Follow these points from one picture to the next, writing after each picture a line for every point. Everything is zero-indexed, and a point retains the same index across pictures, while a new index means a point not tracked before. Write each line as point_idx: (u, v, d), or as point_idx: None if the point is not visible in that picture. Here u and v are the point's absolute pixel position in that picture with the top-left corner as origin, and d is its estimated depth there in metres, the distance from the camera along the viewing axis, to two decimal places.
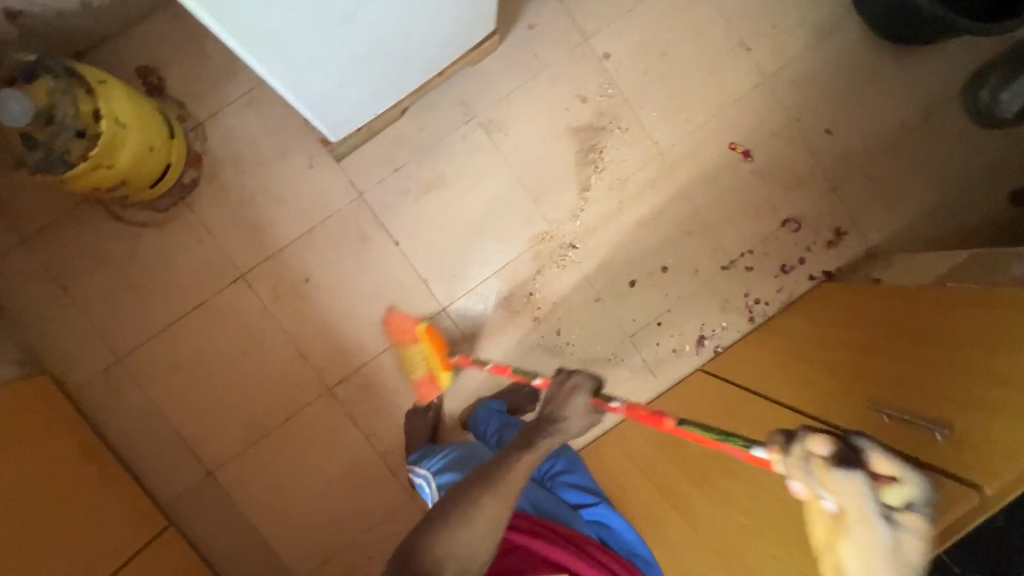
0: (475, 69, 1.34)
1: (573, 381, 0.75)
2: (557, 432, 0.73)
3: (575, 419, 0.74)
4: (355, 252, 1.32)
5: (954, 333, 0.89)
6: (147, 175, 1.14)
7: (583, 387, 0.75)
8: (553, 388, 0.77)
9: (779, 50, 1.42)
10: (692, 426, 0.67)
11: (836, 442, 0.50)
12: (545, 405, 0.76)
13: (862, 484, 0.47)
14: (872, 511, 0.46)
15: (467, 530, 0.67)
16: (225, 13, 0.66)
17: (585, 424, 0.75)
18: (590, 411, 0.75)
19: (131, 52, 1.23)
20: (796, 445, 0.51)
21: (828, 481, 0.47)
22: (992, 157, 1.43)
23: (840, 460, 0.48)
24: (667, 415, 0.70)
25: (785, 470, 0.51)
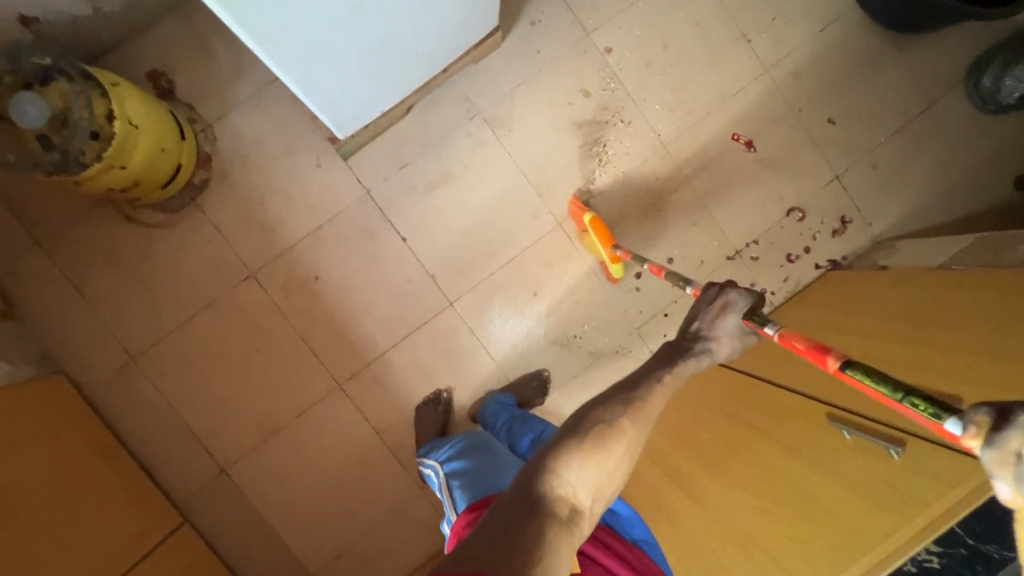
0: (478, 66, 1.35)
1: (726, 300, 0.78)
2: (708, 344, 0.77)
3: (723, 336, 0.78)
4: (363, 249, 1.34)
5: (964, 313, 0.89)
6: (159, 175, 1.17)
7: (737, 306, 0.78)
8: (706, 305, 0.80)
9: (779, 40, 1.43)
10: (859, 376, 0.61)
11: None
12: (691, 322, 0.80)
13: None
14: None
15: (601, 456, 0.64)
16: (238, 9, 0.67)
17: (731, 342, 0.79)
18: (739, 329, 0.79)
19: (142, 57, 1.26)
20: (1011, 440, 0.40)
21: None
22: (997, 143, 1.43)
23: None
24: (832, 355, 0.66)
25: (983, 460, 0.42)
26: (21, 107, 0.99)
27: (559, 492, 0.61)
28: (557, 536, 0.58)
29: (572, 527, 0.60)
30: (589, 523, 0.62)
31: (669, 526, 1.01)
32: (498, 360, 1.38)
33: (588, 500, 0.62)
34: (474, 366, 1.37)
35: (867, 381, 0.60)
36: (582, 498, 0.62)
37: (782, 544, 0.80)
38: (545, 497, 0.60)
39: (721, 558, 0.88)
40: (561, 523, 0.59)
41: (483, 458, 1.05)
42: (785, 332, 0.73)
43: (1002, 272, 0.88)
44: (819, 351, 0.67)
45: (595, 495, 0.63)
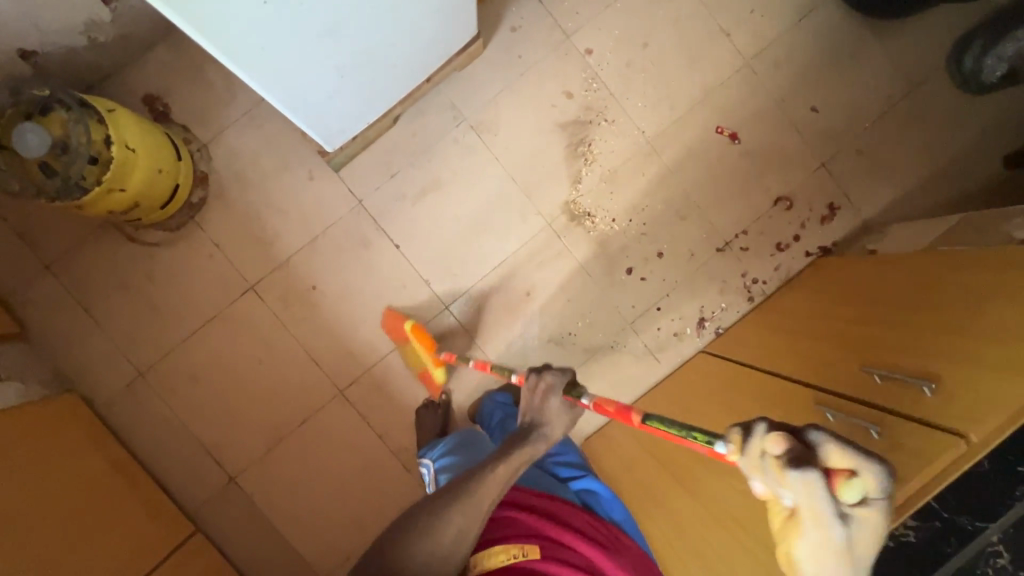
0: (462, 74, 1.39)
1: (544, 383, 0.76)
2: (537, 434, 0.75)
3: (554, 420, 0.76)
4: (358, 257, 1.37)
5: (944, 293, 0.91)
6: (158, 196, 1.21)
7: (555, 387, 0.76)
8: (527, 393, 0.78)
9: (759, 32, 1.44)
10: (657, 424, 0.68)
11: (794, 441, 0.45)
12: (522, 414, 0.78)
13: (818, 483, 0.43)
14: (824, 515, 0.44)
15: (422, 552, 0.70)
16: (218, 33, 0.69)
17: (563, 423, 0.76)
18: (565, 408, 0.76)
19: (138, 82, 1.30)
20: (753, 441, 0.47)
21: (784, 481, 0.44)
22: (982, 122, 1.44)
23: (794, 461, 0.44)
24: (634, 412, 0.71)
25: (741, 466, 0.48)
26: (22, 137, 1.03)
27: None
28: None
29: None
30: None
31: (665, 514, 1.03)
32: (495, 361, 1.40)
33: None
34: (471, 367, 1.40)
35: (658, 424, 0.67)
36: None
37: None
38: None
39: (715, 542, 0.90)
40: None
41: (471, 454, 1.07)
42: (601, 400, 0.74)
43: (986, 250, 0.89)
44: (620, 406, 0.74)
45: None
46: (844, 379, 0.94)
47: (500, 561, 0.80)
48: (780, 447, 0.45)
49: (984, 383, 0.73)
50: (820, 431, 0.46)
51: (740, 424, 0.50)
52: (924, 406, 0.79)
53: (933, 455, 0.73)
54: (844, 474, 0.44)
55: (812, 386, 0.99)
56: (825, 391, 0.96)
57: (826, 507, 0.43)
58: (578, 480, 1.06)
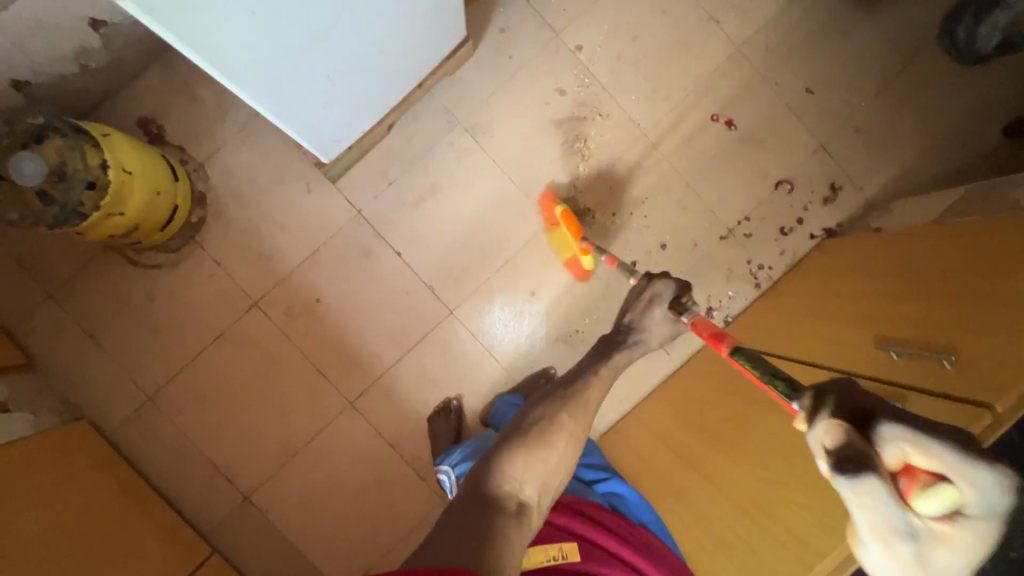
0: (453, 78, 1.38)
1: (653, 292, 0.89)
2: (638, 337, 0.89)
3: (653, 326, 0.89)
4: (361, 267, 1.37)
5: (957, 265, 0.89)
6: (156, 218, 1.21)
7: (662, 297, 0.88)
8: (635, 298, 0.90)
9: (748, 18, 1.44)
10: (743, 359, 0.73)
11: (852, 437, 0.47)
12: (625, 314, 0.91)
13: (869, 485, 0.45)
14: (883, 520, 0.45)
15: (544, 452, 0.73)
16: (208, 47, 0.68)
17: (661, 331, 0.89)
18: (666, 319, 0.89)
19: (132, 107, 1.31)
20: (816, 425, 0.52)
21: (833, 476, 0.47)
22: (977, 94, 1.43)
23: (847, 459, 0.46)
24: (724, 342, 0.77)
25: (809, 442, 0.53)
26: (19, 166, 1.02)
27: (507, 487, 0.69)
28: (511, 526, 0.65)
29: (522, 518, 0.67)
30: (538, 514, 0.70)
31: (685, 507, 1.02)
32: (505, 362, 1.39)
33: (534, 493, 0.70)
34: (481, 371, 1.39)
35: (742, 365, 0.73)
36: (530, 492, 0.69)
37: (793, 512, 0.80)
38: (497, 494, 0.68)
39: (738, 532, 0.88)
40: (511, 515, 0.66)
41: None
42: (698, 321, 0.83)
43: (999, 216, 0.88)
44: (713, 334, 0.80)
45: (546, 487, 0.71)
46: (861, 358, 0.93)
47: (538, 561, 0.78)
48: (833, 441, 0.48)
49: (1005, 351, 0.72)
50: (892, 426, 0.47)
51: (818, 399, 0.54)
52: (943, 380, 0.77)
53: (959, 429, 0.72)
54: (915, 475, 0.45)
55: (829, 368, 0.98)
56: (841, 372, 0.95)
57: (887, 510, 0.45)
58: (604, 482, 1.04)
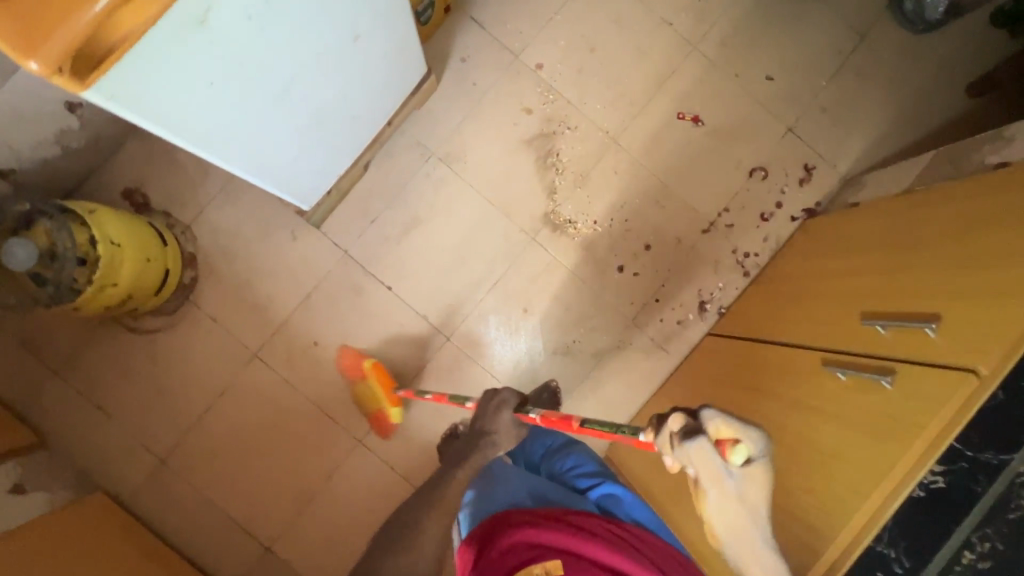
0: (422, 111, 1.42)
1: (500, 398, 0.93)
2: (486, 442, 0.90)
3: (502, 430, 0.91)
4: (354, 305, 1.39)
5: (932, 233, 0.91)
6: (149, 285, 1.24)
7: (508, 402, 0.92)
8: (486, 404, 0.94)
9: (700, 16, 1.47)
10: (596, 425, 0.77)
11: (689, 418, 0.56)
12: (479, 420, 0.93)
13: (704, 448, 0.53)
14: (720, 480, 0.54)
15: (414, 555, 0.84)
16: (175, 121, 0.71)
17: (509, 434, 0.91)
18: (514, 423, 0.91)
19: (116, 180, 1.35)
20: (664, 427, 0.58)
21: (680, 452, 0.54)
22: (936, 58, 1.46)
23: (688, 430, 0.55)
24: (573, 417, 0.80)
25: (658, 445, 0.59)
26: (9, 252, 1.02)
27: None
28: None
29: None
30: None
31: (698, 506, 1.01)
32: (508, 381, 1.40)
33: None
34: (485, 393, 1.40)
35: (591, 426, 0.78)
36: None
37: None
38: None
39: None
40: None
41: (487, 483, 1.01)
42: (546, 413, 0.85)
43: (972, 177, 0.89)
44: (558, 422, 0.82)
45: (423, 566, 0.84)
46: (848, 335, 0.93)
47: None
48: (681, 424, 0.56)
49: (984, 313, 0.73)
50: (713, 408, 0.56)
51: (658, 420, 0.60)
52: (927, 348, 0.78)
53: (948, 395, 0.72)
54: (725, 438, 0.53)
55: (819, 348, 0.98)
56: (830, 350, 0.95)
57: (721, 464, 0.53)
58: (597, 487, 1.05)
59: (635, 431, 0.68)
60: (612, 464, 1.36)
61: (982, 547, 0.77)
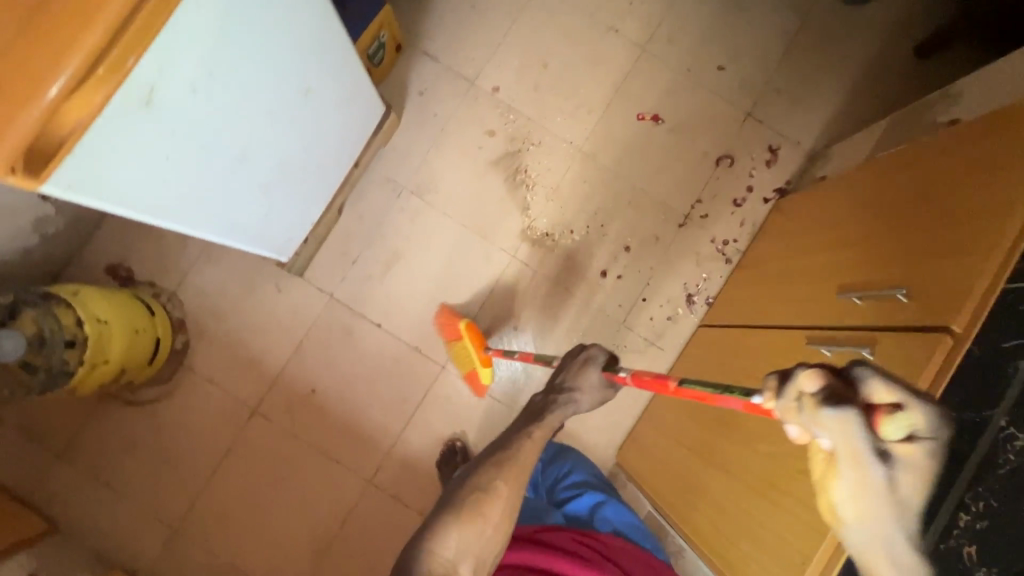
0: (389, 148, 1.45)
1: (586, 355, 0.85)
2: (569, 399, 0.81)
3: (586, 389, 0.82)
4: (347, 347, 1.40)
5: (895, 199, 0.92)
6: (141, 355, 1.25)
7: (595, 360, 0.84)
8: (569, 361, 0.86)
9: (645, 18, 1.51)
10: (694, 386, 0.69)
11: (832, 376, 0.41)
12: (560, 376, 0.85)
13: (849, 416, 0.38)
14: (863, 455, 0.37)
15: (480, 521, 0.73)
16: (138, 200, 0.73)
17: (592, 395, 0.83)
18: (601, 384, 0.83)
19: (100, 258, 1.37)
20: (788, 385, 0.44)
21: (815, 416, 0.40)
22: (880, 26, 1.49)
23: (831, 392, 0.40)
24: (669, 378, 0.73)
25: (778, 413, 0.45)
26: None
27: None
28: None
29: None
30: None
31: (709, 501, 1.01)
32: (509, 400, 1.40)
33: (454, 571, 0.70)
34: (487, 415, 1.40)
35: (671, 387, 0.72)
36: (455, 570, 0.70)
37: (799, 479, 0.78)
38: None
39: None
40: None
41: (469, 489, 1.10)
42: (636, 373, 0.77)
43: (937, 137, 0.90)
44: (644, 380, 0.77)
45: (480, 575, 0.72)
46: (827, 310, 0.94)
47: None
48: (816, 379, 0.42)
49: (951, 272, 0.74)
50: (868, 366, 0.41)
51: (779, 377, 0.46)
52: (902, 313, 0.78)
53: (926, 358, 0.72)
54: (879, 407, 0.38)
55: (801, 326, 0.99)
56: (812, 327, 0.96)
57: (862, 440, 0.37)
58: (588, 498, 1.11)
59: (749, 392, 0.58)
60: (623, 468, 1.35)
61: (976, 508, 0.71)
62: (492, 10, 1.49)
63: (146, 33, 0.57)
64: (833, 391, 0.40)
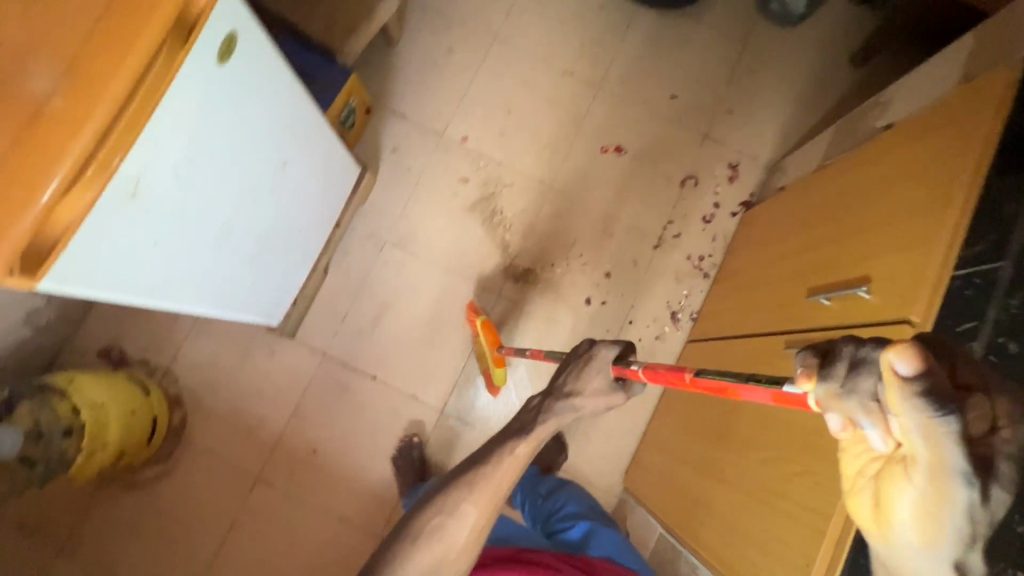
0: (369, 204, 1.50)
1: (594, 354, 0.75)
2: (567, 405, 0.74)
3: (589, 394, 0.74)
4: (344, 403, 1.41)
5: (850, 202, 0.97)
6: (139, 435, 1.25)
7: (603, 361, 0.75)
8: (575, 358, 0.77)
9: (597, 58, 1.60)
10: (712, 376, 0.64)
11: (929, 361, 0.37)
12: (563, 376, 0.76)
13: (948, 425, 0.37)
14: (952, 464, 0.38)
15: (446, 541, 0.68)
16: (122, 284, 0.75)
17: (596, 401, 0.74)
18: (607, 388, 0.75)
19: (93, 343, 1.39)
20: (867, 369, 0.41)
21: (897, 408, 0.38)
22: (814, 44, 1.60)
23: (933, 384, 0.37)
24: (686, 368, 0.68)
25: (819, 396, 0.44)
26: None
27: None
28: None
29: None
30: None
31: None
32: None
33: None
34: None
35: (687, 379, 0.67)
36: None
37: (795, 482, 0.80)
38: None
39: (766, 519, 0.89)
40: None
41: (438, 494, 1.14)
42: (649, 365, 0.70)
43: (881, 139, 0.96)
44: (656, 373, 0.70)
45: None
46: (801, 313, 0.97)
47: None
48: (908, 363, 0.37)
49: (907, 264, 0.77)
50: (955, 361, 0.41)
51: (826, 356, 0.45)
52: (867, 307, 0.81)
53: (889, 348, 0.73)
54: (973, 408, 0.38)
55: (781, 331, 1.02)
56: (791, 331, 0.98)
57: (955, 448, 0.37)
58: (579, 526, 1.10)
59: (775, 380, 0.55)
60: (632, 493, 1.36)
61: None
62: (453, 66, 1.58)
63: (129, 130, 0.62)
64: (933, 392, 0.37)
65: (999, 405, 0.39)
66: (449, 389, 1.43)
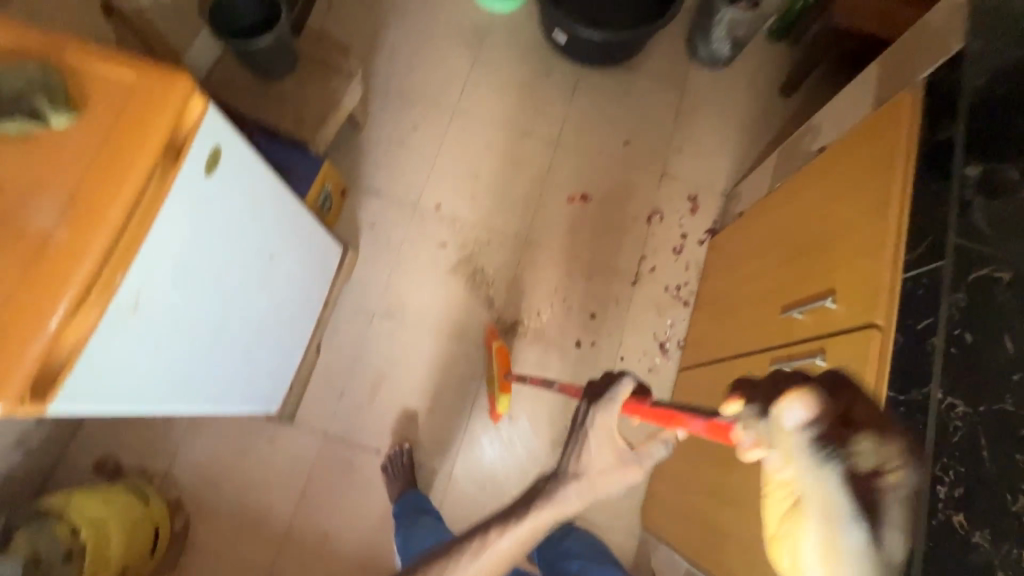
0: (354, 279, 1.54)
1: (603, 412, 0.72)
2: (576, 479, 0.70)
3: (600, 467, 0.70)
4: (351, 481, 1.40)
5: (803, 220, 1.05)
6: (141, 548, 1.21)
7: (611, 422, 0.72)
8: (584, 417, 0.73)
9: (552, 117, 1.72)
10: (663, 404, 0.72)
11: (816, 413, 0.51)
12: (572, 439, 0.73)
13: (831, 468, 0.48)
14: (840, 503, 0.47)
15: None
16: (126, 396, 0.77)
17: (606, 475, 0.71)
18: (619, 459, 0.71)
19: (86, 458, 1.36)
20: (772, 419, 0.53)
21: (789, 453, 0.50)
22: (746, 80, 1.75)
23: (817, 429, 0.50)
24: (646, 397, 0.74)
25: (747, 443, 0.56)
26: None
27: None
28: None
29: None
30: None
31: None
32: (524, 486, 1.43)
33: None
34: None
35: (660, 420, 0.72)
36: None
37: None
38: None
39: None
40: None
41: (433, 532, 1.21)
42: (637, 402, 0.74)
43: (820, 159, 1.05)
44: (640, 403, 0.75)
45: None
46: (779, 329, 1.03)
47: None
48: (798, 412, 0.51)
49: (863, 272, 0.83)
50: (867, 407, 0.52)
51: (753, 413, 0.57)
52: (836, 316, 0.86)
53: (862, 352, 0.78)
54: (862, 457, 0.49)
55: (763, 348, 1.07)
56: (773, 347, 1.03)
57: (839, 490, 0.48)
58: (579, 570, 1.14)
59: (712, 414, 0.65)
60: (650, 529, 1.36)
61: (948, 475, 0.68)
62: (420, 141, 1.68)
63: (133, 243, 0.66)
64: (816, 429, 0.50)
65: (888, 451, 0.49)
66: (455, 450, 1.44)
